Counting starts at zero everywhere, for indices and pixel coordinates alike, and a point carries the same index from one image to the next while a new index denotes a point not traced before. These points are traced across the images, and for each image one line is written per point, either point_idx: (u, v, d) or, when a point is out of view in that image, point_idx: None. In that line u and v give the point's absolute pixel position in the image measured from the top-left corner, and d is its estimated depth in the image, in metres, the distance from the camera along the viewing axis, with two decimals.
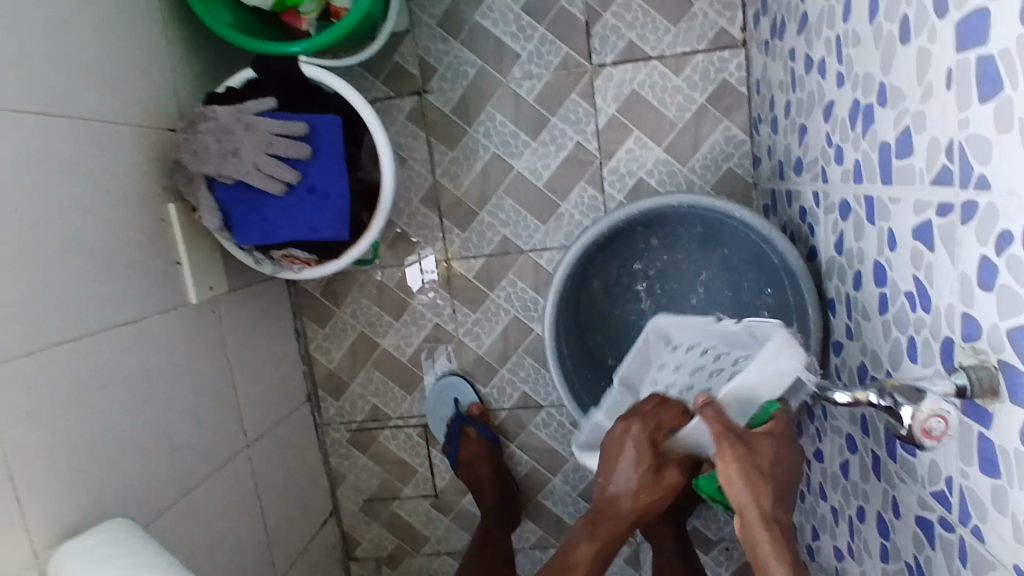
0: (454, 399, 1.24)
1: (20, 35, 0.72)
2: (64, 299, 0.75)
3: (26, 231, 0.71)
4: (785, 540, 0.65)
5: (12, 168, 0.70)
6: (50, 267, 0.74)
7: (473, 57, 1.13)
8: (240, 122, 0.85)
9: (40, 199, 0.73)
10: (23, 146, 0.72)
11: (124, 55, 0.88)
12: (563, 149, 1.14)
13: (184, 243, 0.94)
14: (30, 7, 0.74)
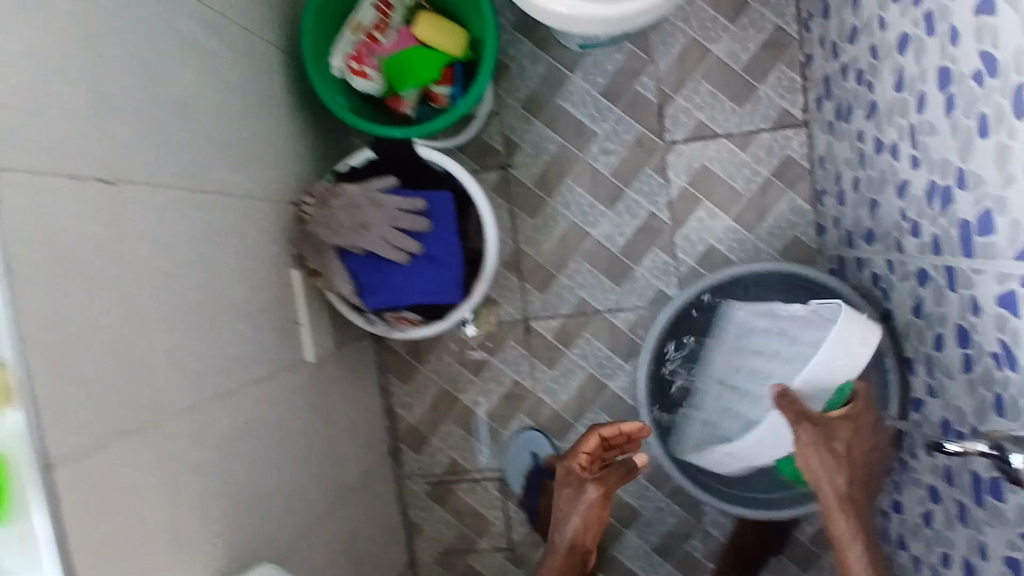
0: (533, 453, 1.27)
1: (198, 123, 0.82)
2: (224, 357, 0.82)
3: (198, 295, 0.78)
4: (852, 508, 0.87)
5: (191, 238, 0.78)
6: (215, 327, 0.81)
7: (555, 135, 1.24)
8: (367, 199, 0.94)
9: (209, 265, 0.81)
10: (198, 219, 0.80)
11: (267, 135, 0.97)
12: (637, 218, 1.24)
13: (304, 303, 1.01)
14: (204, 99, 0.84)
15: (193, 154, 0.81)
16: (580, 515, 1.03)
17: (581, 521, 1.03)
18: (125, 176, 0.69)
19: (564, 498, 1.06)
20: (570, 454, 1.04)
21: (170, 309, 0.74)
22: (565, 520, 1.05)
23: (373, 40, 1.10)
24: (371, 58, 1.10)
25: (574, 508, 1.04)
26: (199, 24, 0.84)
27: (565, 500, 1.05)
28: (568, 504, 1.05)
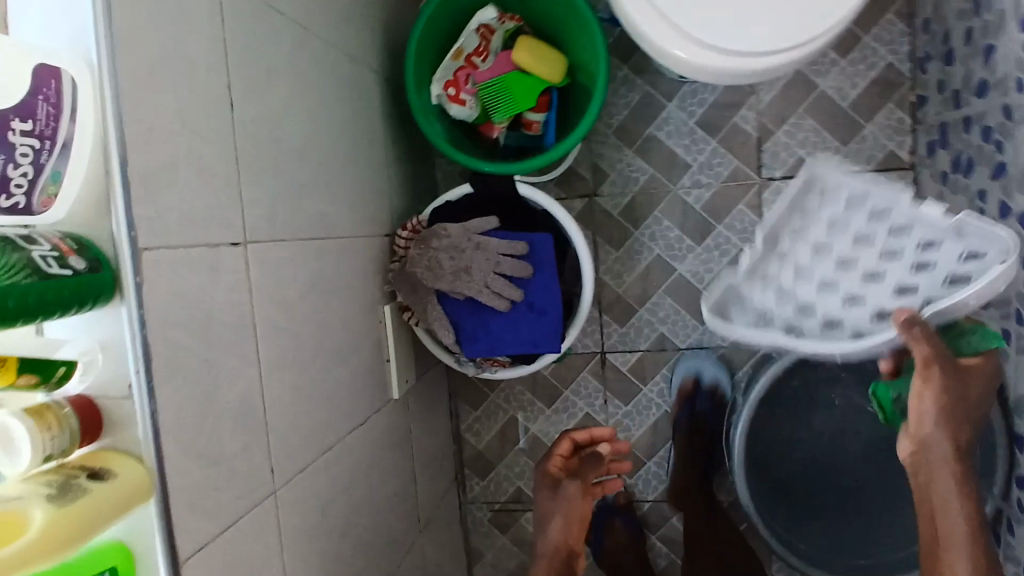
0: None
1: (306, 166, 0.79)
2: (323, 409, 0.79)
3: (303, 348, 0.75)
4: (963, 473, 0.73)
5: (299, 290, 0.75)
6: (316, 378, 0.78)
7: (646, 166, 1.19)
8: (470, 241, 0.91)
9: (313, 315, 0.78)
10: (305, 267, 0.77)
11: (362, 168, 0.94)
12: (727, 255, 1.19)
13: (393, 342, 0.99)
14: (313, 138, 0.81)
15: (302, 199, 0.78)
16: (563, 511, 1.04)
17: (566, 519, 1.04)
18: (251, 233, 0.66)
19: (548, 498, 1.06)
20: (549, 456, 1.09)
21: (282, 365, 0.71)
22: (550, 518, 1.05)
23: (470, 64, 1.06)
24: (468, 83, 1.07)
25: (557, 508, 1.05)
26: (311, 60, 0.81)
27: (547, 501, 1.06)
28: (551, 505, 1.05)
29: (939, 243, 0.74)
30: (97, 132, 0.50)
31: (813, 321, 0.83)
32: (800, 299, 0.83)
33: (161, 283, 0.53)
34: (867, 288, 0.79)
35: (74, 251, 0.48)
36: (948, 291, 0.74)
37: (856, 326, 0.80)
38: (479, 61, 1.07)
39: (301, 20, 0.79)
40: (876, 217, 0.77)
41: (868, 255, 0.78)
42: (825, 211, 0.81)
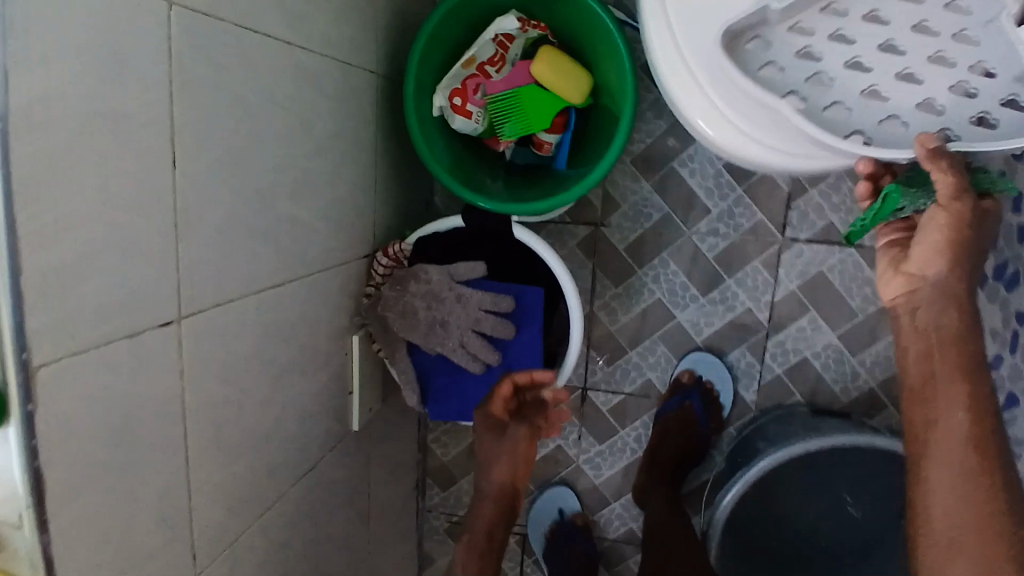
0: (557, 508, 1.20)
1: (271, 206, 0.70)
2: (262, 468, 0.73)
3: (242, 411, 0.69)
4: (970, 322, 0.63)
5: (244, 349, 0.68)
6: (257, 439, 0.72)
7: (662, 202, 1.09)
8: (451, 291, 0.83)
9: (260, 370, 0.71)
10: (254, 321, 0.69)
11: (342, 190, 0.85)
12: (731, 312, 1.11)
13: (358, 374, 0.93)
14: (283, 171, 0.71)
15: (260, 244, 0.69)
16: (509, 448, 0.88)
17: (512, 464, 0.89)
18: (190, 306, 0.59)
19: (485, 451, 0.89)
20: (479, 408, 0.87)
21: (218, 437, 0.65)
22: (492, 461, 0.89)
23: (482, 72, 0.95)
24: (477, 93, 0.95)
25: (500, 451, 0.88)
26: (290, 80, 0.70)
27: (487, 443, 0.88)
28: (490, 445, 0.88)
29: (982, 55, 0.59)
30: None
31: (804, 68, 0.63)
32: (818, 35, 0.62)
33: (66, 400, 0.47)
34: (877, 61, 0.61)
35: None
36: (963, 98, 0.60)
37: (840, 96, 0.62)
38: (493, 69, 0.95)
39: (281, 35, 0.68)
40: (893, 33, 0.60)
41: (901, 15, 0.60)
42: (856, 7, 0.61)
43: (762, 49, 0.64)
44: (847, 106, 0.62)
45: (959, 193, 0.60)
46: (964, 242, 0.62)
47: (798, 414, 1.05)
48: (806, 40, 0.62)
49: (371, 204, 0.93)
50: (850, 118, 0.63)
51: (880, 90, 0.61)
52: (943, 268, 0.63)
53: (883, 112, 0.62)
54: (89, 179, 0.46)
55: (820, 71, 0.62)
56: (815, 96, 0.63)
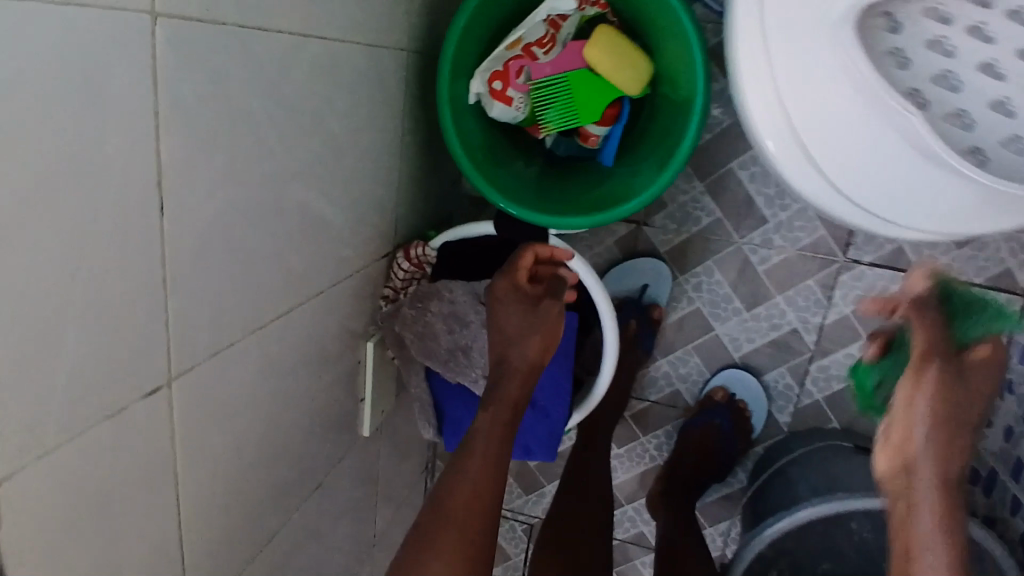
0: (643, 281, 1.04)
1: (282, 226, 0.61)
2: (259, 498, 0.68)
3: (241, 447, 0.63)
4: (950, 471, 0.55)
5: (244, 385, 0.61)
6: (255, 471, 0.66)
7: (714, 206, 0.99)
8: (478, 312, 0.76)
9: (262, 402, 0.65)
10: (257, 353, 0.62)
11: (361, 187, 0.75)
12: (775, 330, 1.02)
13: (371, 380, 0.87)
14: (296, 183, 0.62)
15: (266, 268, 0.61)
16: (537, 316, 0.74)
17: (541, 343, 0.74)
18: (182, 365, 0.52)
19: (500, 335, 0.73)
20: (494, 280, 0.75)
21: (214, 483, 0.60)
22: (514, 329, 0.74)
23: (528, 53, 0.82)
24: (519, 77, 0.83)
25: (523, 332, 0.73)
26: (308, 79, 0.60)
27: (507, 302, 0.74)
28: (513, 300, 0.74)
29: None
30: None
31: (931, 63, 0.52)
32: (956, 24, 0.51)
33: (26, 496, 0.40)
34: (1014, 68, 0.50)
35: None
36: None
37: (964, 103, 0.52)
38: (541, 51, 0.83)
39: (300, 27, 0.57)
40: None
41: None
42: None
43: (890, 32, 0.52)
44: (968, 118, 0.52)
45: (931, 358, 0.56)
46: (948, 402, 0.56)
47: (842, 449, 0.96)
48: (939, 27, 0.51)
49: (393, 197, 0.84)
50: (970, 133, 0.53)
51: (1009, 103, 0.51)
52: (930, 419, 0.56)
53: (1008, 129, 0.52)
54: (52, 248, 0.38)
55: (948, 70, 0.52)
56: (937, 100, 0.53)
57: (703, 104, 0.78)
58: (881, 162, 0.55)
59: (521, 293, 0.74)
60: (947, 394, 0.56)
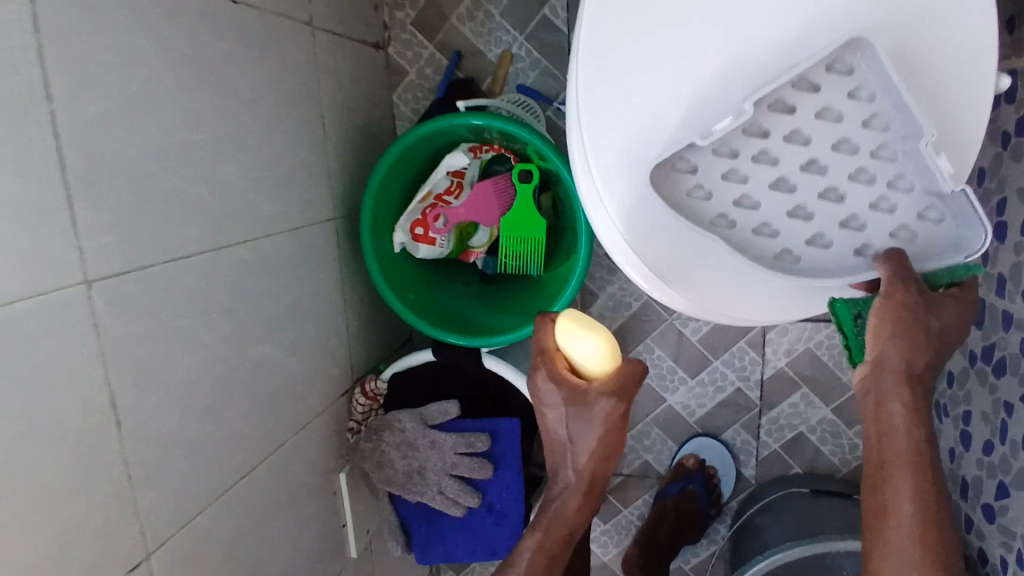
0: None
1: (224, 400, 0.73)
2: None
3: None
4: (925, 445, 0.56)
5: (213, 537, 0.71)
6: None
7: (640, 290, 1.09)
8: (425, 438, 0.85)
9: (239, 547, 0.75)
10: (224, 508, 0.73)
11: (302, 341, 0.87)
12: (721, 391, 1.10)
13: (351, 506, 0.97)
14: (233, 362, 0.74)
15: (223, 436, 0.73)
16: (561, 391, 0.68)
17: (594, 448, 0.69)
18: (169, 531, 0.65)
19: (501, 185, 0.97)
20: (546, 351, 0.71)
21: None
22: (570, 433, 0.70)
23: (440, 202, 0.96)
24: (438, 221, 0.95)
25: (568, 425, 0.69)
26: (233, 276, 0.73)
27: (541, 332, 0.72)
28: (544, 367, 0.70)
29: (904, 169, 0.58)
30: None
31: (730, 190, 0.60)
32: (742, 156, 0.59)
33: None
34: (770, 200, 0.59)
35: None
36: (886, 211, 0.59)
37: (766, 217, 0.60)
38: (451, 197, 0.96)
39: (218, 241, 0.71)
40: (825, 163, 0.58)
41: (790, 154, 0.58)
42: (779, 127, 0.58)
43: (689, 173, 0.60)
44: (773, 227, 0.60)
45: (896, 274, 0.57)
46: (900, 311, 0.56)
47: (801, 497, 1.02)
48: (731, 161, 0.59)
49: (339, 341, 0.95)
50: (775, 241, 0.61)
51: (770, 225, 0.60)
52: (898, 355, 0.56)
53: (775, 245, 0.61)
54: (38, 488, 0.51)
55: (745, 193, 0.59)
56: (743, 220, 0.60)
57: (586, 228, 0.89)
58: (682, 247, 0.65)
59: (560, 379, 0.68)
60: (918, 318, 0.56)
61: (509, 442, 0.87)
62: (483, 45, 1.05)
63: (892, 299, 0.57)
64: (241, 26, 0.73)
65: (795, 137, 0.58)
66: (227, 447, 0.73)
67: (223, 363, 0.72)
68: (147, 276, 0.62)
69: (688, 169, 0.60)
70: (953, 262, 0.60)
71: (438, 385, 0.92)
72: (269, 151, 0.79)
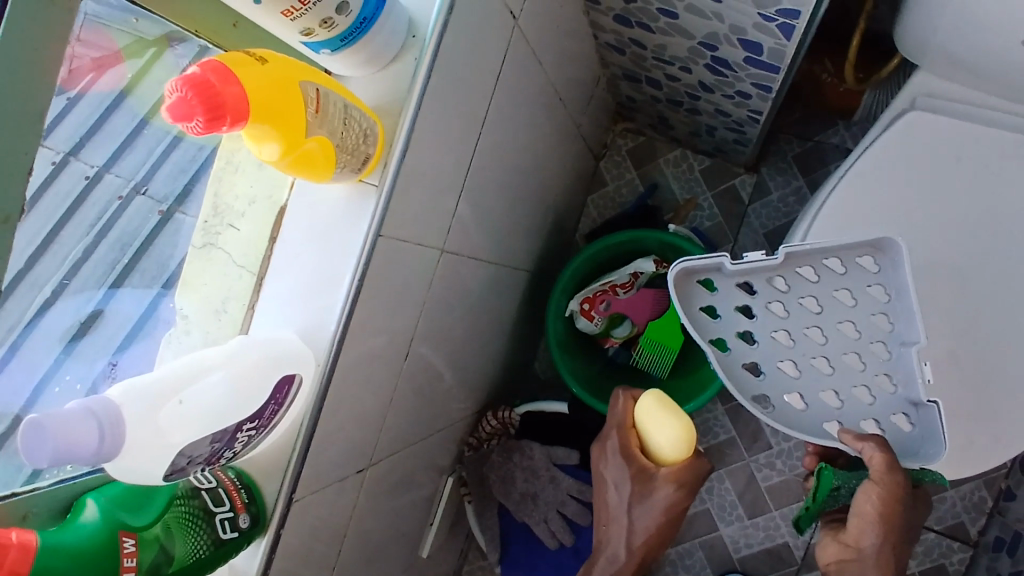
0: None
1: (430, 373, 0.89)
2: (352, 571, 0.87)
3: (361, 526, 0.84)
4: None
5: (382, 478, 0.84)
6: (366, 544, 0.88)
7: (730, 425, 1.25)
8: (548, 471, 1.00)
9: (385, 496, 0.88)
10: (395, 458, 0.86)
11: (473, 355, 1.05)
12: (769, 539, 1.23)
13: (441, 511, 1.08)
14: (445, 345, 0.91)
15: (418, 401, 0.88)
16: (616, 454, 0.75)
17: (651, 522, 0.73)
18: (374, 457, 0.79)
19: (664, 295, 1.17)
20: (615, 423, 0.75)
21: (351, 541, 0.83)
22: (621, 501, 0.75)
23: (612, 289, 1.14)
24: (603, 305, 1.14)
25: (628, 503, 0.74)
26: (472, 283, 0.92)
27: (616, 417, 0.76)
28: (615, 439, 0.75)
29: (892, 370, 0.76)
30: (307, 396, 0.59)
31: (738, 320, 0.77)
32: (756, 298, 0.77)
33: (301, 511, 0.65)
34: (767, 343, 0.77)
35: (244, 507, 0.57)
36: (869, 400, 0.76)
37: (759, 356, 0.77)
38: (621, 290, 1.15)
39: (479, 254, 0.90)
40: (831, 337, 0.78)
41: (797, 312, 0.78)
42: (795, 287, 0.77)
43: (707, 290, 0.76)
44: (762, 369, 0.77)
45: (893, 469, 0.66)
46: (891, 503, 0.66)
47: None
48: (745, 297, 0.76)
49: (487, 368, 1.12)
50: (759, 381, 0.77)
51: (760, 367, 0.77)
52: (871, 535, 0.67)
53: (758, 386, 0.77)
54: (363, 375, 0.67)
55: (748, 330, 0.77)
56: (740, 349, 0.77)
57: None
58: None
59: (631, 456, 0.73)
60: (895, 505, 0.66)
61: None
62: (675, 187, 1.28)
63: (890, 493, 0.66)
64: (551, 113, 0.97)
65: (804, 303, 0.77)
66: (415, 411, 0.88)
67: (440, 345, 0.89)
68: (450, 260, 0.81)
69: (708, 292, 0.76)
70: (910, 463, 0.72)
71: (562, 434, 1.07)
72: (520, 203, 1.01)
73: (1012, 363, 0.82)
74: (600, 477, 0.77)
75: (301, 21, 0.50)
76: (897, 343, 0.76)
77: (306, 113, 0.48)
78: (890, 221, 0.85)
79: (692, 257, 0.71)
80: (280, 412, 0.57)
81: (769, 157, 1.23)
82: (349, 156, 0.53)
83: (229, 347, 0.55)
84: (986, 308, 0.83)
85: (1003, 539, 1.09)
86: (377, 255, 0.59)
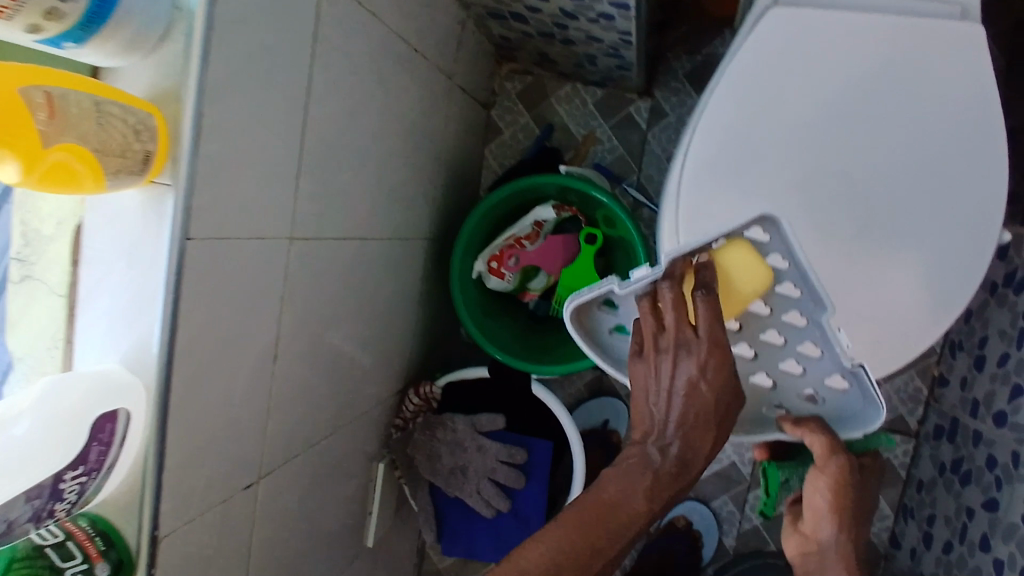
0: (604, 419, 1.18)
1: (326, 366, 0.84)
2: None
3: (274, 535, 0.80)
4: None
5: (289, 482, 0.80)
6: (289, 549, 0.84)
7: None
8: (473, 441, 0.97)
9: (299, 499, 0.84)
10: (301, 459, 0.82)
11: (380, 335, 1.00)
12: (717, 462, 1.23)
13: (378, 498, 1.05)
14: (337, 333, 0.86)
15: (317, 396, 0.83)
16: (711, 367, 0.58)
17: (715, 439, 0.60)
18: (269, 466, 0.74)
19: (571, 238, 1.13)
20: (707, 324, 0.58)
21: (268, 552, 0.79)
22: (701, 418, 0.59)
23: (517, 243, 1.10)
24: (511, 260, 1.10)
25: (709, 419, 0.59)
26: (355, 263, 0.86)
27: (708, 316, 0.58)
28: (709, 336, 0.58)
29: (813, 337, 0.72)
30: (145, 423, 0.54)
31: None
32: None
33: (176, 543, 0.60)
34: None
35: (102, 555, 0.54)
36: (799, 372, 0.74)
37: None
38: (527, 242, 1.10)
39: (355, 232, 0.84)
40: (747, 320, 0.75)
41: None
42: None
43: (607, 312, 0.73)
44: None
45: (836, 453, 0.66)
46: (840, 482, 0.67)
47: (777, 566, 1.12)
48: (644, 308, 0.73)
49: (402, 345, 1.08)
50: None
51: None
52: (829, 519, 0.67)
53: None
54: (220, 389, 0.62)
55: None
56: None
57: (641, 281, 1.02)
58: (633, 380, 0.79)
59: (725, 364, 0.59)
60: (845, 484, 0.67)
61: (543, 465, 0.99)
62: (573, 125, 1.22)
63: (833, 476, 0.67)
64: (412, 66, 0.90)
65: None
66: (316, 408, 0.83)
67: (330, 334, 0.84)
68: (314, 246, 0.75)
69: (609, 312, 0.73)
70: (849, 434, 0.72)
71: (484, 399, 1.04)
72: (398, 169, 0.94)
73: (910, 255, 0.80)
74: (668, 372, 0.59)
75: (20, 19, 0.42)
76: (811, 313, 0.70)
77: (36, 120, 0.43)
78: (770, 129, 0.81)
79: (581, 294, 0.67)
80: (111, 453, 0.53)
81: (660, 79, 1.18)
82: (120, 159, 0.48)
83: (41, 387, 0.51)
84: (879, 202, 0.79)
85: (940, 427, 1.10)
86: (187, 262, 0.53)
